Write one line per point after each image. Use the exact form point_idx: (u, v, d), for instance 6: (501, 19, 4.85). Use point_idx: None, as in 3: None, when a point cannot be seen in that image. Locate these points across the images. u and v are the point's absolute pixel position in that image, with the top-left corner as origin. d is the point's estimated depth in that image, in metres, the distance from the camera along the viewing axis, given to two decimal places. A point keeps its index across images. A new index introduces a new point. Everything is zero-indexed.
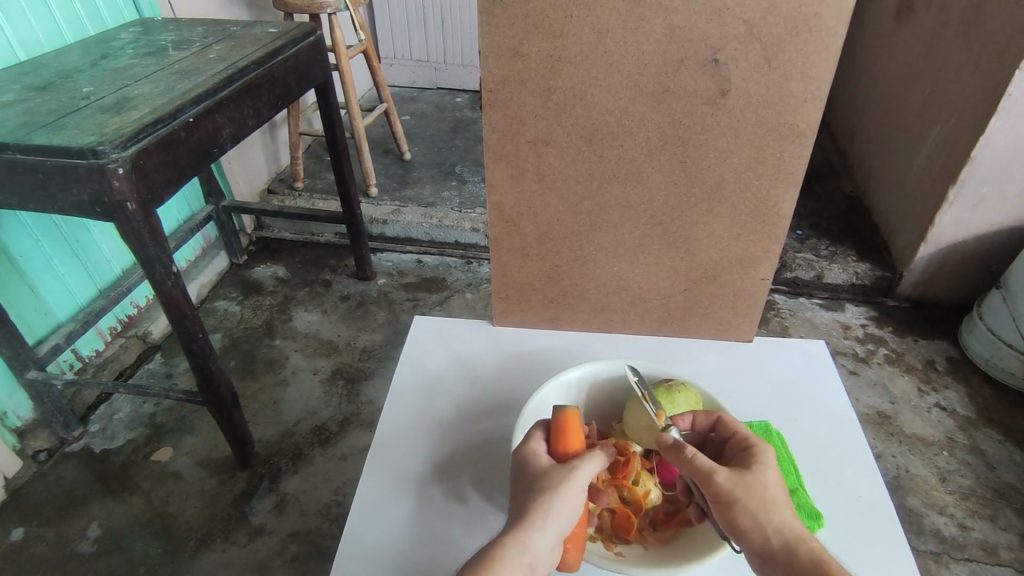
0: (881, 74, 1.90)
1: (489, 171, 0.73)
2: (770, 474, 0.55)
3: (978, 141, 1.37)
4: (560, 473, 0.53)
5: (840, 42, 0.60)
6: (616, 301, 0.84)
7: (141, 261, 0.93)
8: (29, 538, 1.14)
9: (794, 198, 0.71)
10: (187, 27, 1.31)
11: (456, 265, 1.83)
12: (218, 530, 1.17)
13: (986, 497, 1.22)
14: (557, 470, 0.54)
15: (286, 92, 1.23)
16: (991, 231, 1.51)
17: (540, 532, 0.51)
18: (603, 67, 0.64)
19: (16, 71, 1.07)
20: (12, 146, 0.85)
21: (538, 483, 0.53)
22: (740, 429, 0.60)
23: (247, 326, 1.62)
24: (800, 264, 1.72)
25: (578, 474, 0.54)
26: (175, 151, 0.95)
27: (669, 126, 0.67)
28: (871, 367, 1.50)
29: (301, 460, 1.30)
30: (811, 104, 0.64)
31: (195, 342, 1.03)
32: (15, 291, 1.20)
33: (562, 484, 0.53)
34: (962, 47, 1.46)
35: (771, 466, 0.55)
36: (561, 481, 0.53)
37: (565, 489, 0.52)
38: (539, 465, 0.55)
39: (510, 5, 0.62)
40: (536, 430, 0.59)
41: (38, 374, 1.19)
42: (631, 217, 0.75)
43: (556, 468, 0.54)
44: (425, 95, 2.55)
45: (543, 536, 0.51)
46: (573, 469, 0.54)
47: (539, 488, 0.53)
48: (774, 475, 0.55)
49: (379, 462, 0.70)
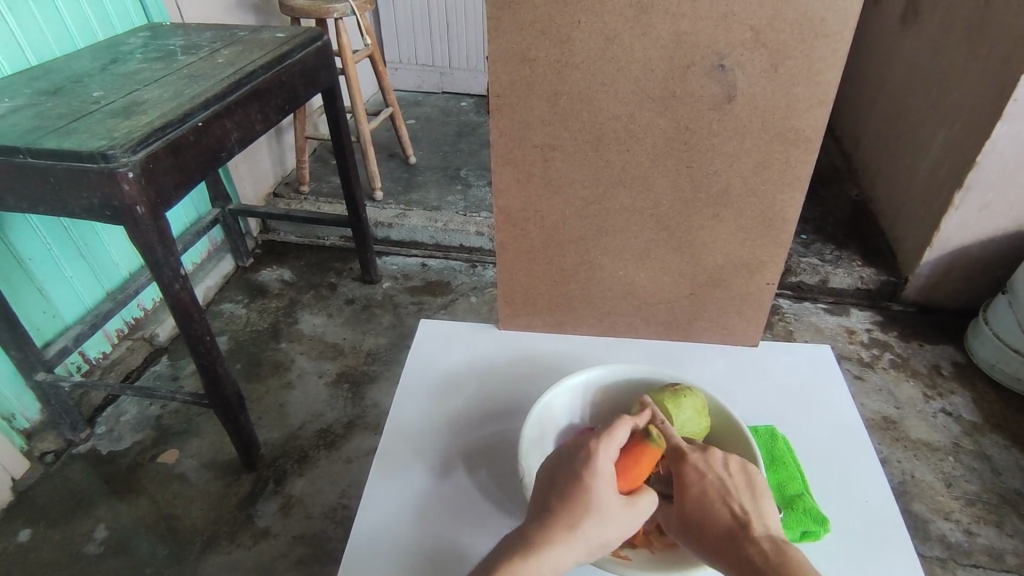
0: (886, 79, 1.90)
1: (496, 174, 0.73)
2: (692, 494, 0.56)
3: (984, 145, 1.37)
4: (622, 519, 0.54)
5: (846, 48, 0.60)
6: (622, 306, 0.84)
7: (150, 264, 0.93)
8: (35, 539, 1.15)
9: (800, 203, 0.71)
10: (195, 32, 1.32)
11: (461, 269, 1.84)
12: (224, 533, 1.17)
13: (992, 503, 1.22)
14: (621, 511, 0.54)
15: (293, 96, 1.23)
16: (997, 236, 1.50)
17: (573, 562, 0.52)
18: (610, 72, 0.65)
19: (27, 75, 1.08)
20: (23, 150, 0.86)
21: (600, 517, 0.53)
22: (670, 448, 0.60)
23: (253, 328, 1.63)
24: (804, 268, 1.72)
25: (634, 524, 0.54)
26: (184, 155, 0.96)
27: (675, 131, 0.68)
28: (877, 372, 1.50)
29: (307, 462, 1.30)
30: (817, 110, 0.64)
31: (202, 345, 1.04)
32: (26, 292, 1.22)
33: (615, 530, 0.53)
34: (968, 52, 1.46)
35: (692, 484, 0.57)
36: (617, 528, 0.53)
37: (616, 533, 0.53)
38: (610, 494, 0.54)
39: (518, 11, 0.62)
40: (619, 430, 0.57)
41: (47, 376, 1.19)
42: (637, 221, 0.75)
43: (620, 509, 0.54)
44: (430, 99, 2.56)
45: (572, 565, 0.52)
46: (634, 516, 0.54)
47: (599, 520, 0.53)
48: (699, 490, 0.56)
49: (385, 466, 0.70)
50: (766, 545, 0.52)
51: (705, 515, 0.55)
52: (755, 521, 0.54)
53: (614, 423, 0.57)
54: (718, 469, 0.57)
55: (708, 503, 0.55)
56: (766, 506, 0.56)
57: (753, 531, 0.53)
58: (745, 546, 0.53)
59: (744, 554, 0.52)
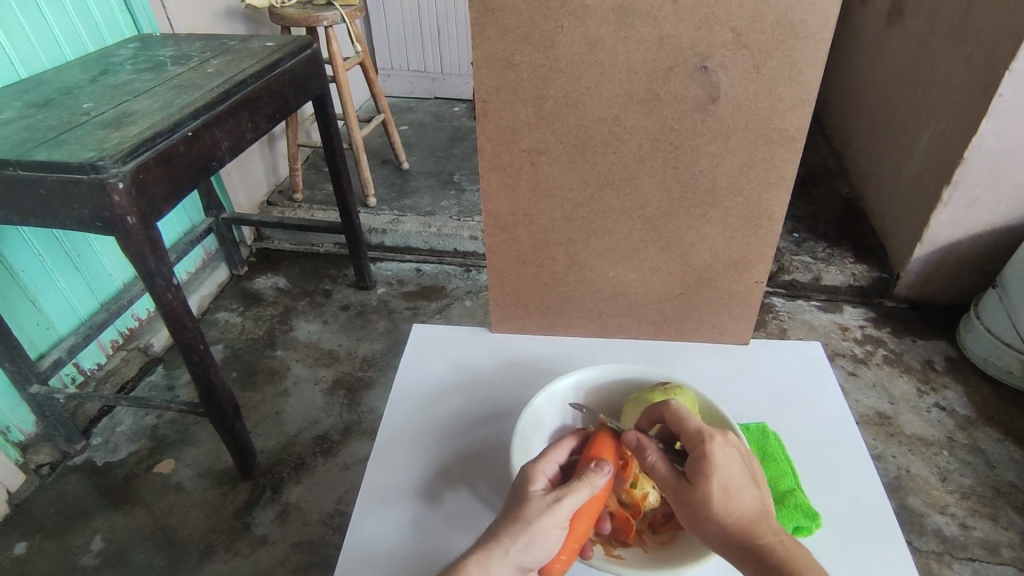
0: (874, 77, 1.92)
1: (485, 178, 0.74)
2: (719, 481, 0.53)
3: (971, 142, 1.38)
4: (539, 504, 0.53)
5: (826, 49, 0.61)
6: (613, 306, 0.85)
7: (142, 274, 0.94)
8: (32, 552, 1.15)
9: (786, 202, 0.72)
10: (185, 42, 1.32)
11: (455, 274, 1.84)
12: (221, 542, 1.17)
13: (987, 496, 1.22)
14: (537, 499, 0.53)
15: (284, 104, 1.24)
16: (986, 231, 1.51)
17: (500, 559, 0.51)
18: (594, 76, 0.65)
19: (16, 88, 1.09)
20: (13, 163, 0.86)
21: (517, 510, 0.53)
22: (688, 425, 0.57)
23: (248, 336, 1.63)
24: (797, 266, 1.73)
25: (559, 507, 0.53)
26: (174, 164, 0.96)
27: (661, 133, 0.68)
28: (870, 368, 1.51)
29: (303, 470, 1.30)
30: (799, 109, 0.65)
31: (195, 354, 1.04)
32: (19, 304, 1.22)
33: (535, 516, 0.52)
34: (952, 49, 1.48)
35: (720, 469, 0.54)
36: (536, 513, 0.52)
37: (537, 520, 0.52)
38: (530, 488, 0.55)
39: (501, 17, 0.63)
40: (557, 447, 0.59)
41: (41, 389, 1.19)
42: (626, 222, 0.76)
43: (538, 497, 0.54)
44: (423, 105, 2.57)
45: (503, 564, 0.51)
46: (556, 501, 0.53)
47: (515, 512, 0.53)
48: (724, 478, 0.54)
49: (377, 470, 0.70)
50: (782, 536, 0.53)
51: (729, 502, 0.53)
52: (768, 513, 0.54)
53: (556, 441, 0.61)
54: (738, 458, 0.55)
55: (729, 491, 0.53)
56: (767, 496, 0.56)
57: (768, 524, 0.53)
58: (764, 536, 0.52)
59: (763, 545, 0.52)
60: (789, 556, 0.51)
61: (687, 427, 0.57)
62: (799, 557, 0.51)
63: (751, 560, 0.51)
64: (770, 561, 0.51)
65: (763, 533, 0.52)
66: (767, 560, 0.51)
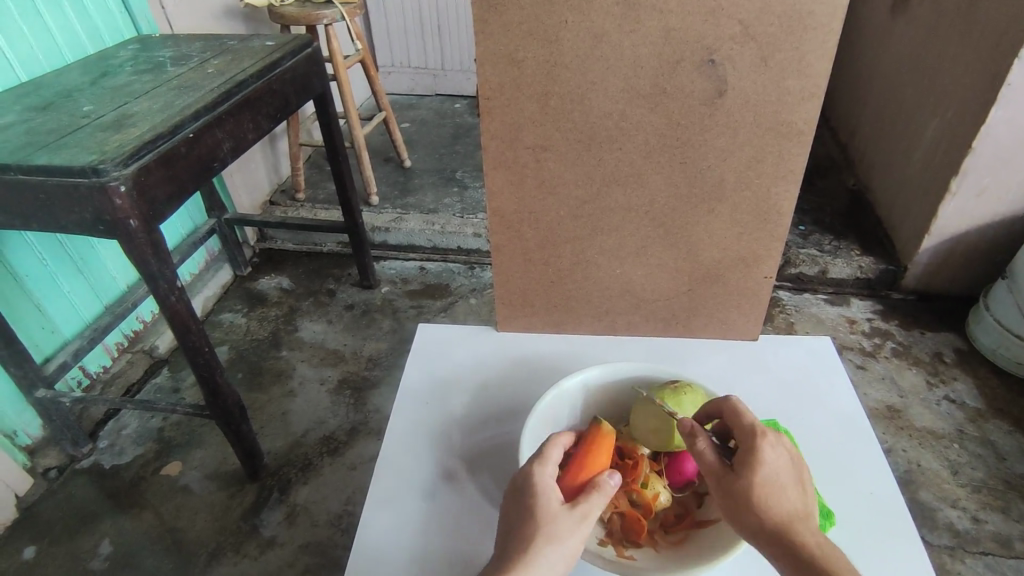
0: (880, 66, 1.90)
1: (489, 177, 0.73)
2: (764, 475, 0.53)
3: (979, 132, 1.37)
4: (568, 521, 0.52)
5: (835, 39, 0.60)
6: (620, 304, 0.84)
7: (145, 278, 0.93)
8: (41, 556, 1.15)
9: (795, 196, 0.71)
10: (184, 43, 1.31)
11: (460, 271, 1.83)
12: (230, 543, 1.17)
13: (999, 489, 1.21)
14: (565, 517, 0.52)
15: (285, 104, 1.23)
16: (995, 221, 1.50)
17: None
18: (599, 71, 0.64)
19: (17, 92, 1.08)
20: (14, 168, 0.86)
21: (545, 528, 0.51)
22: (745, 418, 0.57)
23: (253, 337, 1.62)
24: (803, 260, 1.71)
25: (585, 521, 0.53)
26: (176, 166, 0.95)
27: (667, 128, 0.67)
28: (879, 361, 1.50)
29: (310, 471, 1.30)
30: (809, 102, 0.64)
31: (200, 356, 1.03)
32: (23, 309, 1.21)
33: (567, 534, 0.52)
34: (959, 38, 1.46)
35: (768, 465, 0.53)
36: (567, 532, 0.52)
37: (569, 539, 0.51)
38: (551, 502, 0.53)
39: (504, 12, 0.62)
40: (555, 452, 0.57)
41: (47, 393, 1.19)
42: (633, 219, 0.75)
43: (565, 514, 0.52)
44: (424, 102, 2.56)
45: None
46: (582, 517, 0.53)
47: (543, 529, 0.51)
48: (769, 475, 0.53)
49: (385, 472, 0.70)
50: (819, 538, 0.51)
51: (769, 497, 0.52)
52: (805, 515, 0.53)
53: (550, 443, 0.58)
54: (788, 459, 0.54)
55: (774, 487, 0.53)
56: (811, 498, 0.55)
57: (806, 524, 0.52)
58: (801, 534, 0.51)
59: (800, 543, 0.50)
60: (824, 556, 0.50)
61: (741, 422, 0.57)
62: (836, 561, 0.50)
63: (785, 556, 0.50)
64: (805, 559, 0.50)
65: (800, 532, 0.51)
66: (803, 560, 0.50)
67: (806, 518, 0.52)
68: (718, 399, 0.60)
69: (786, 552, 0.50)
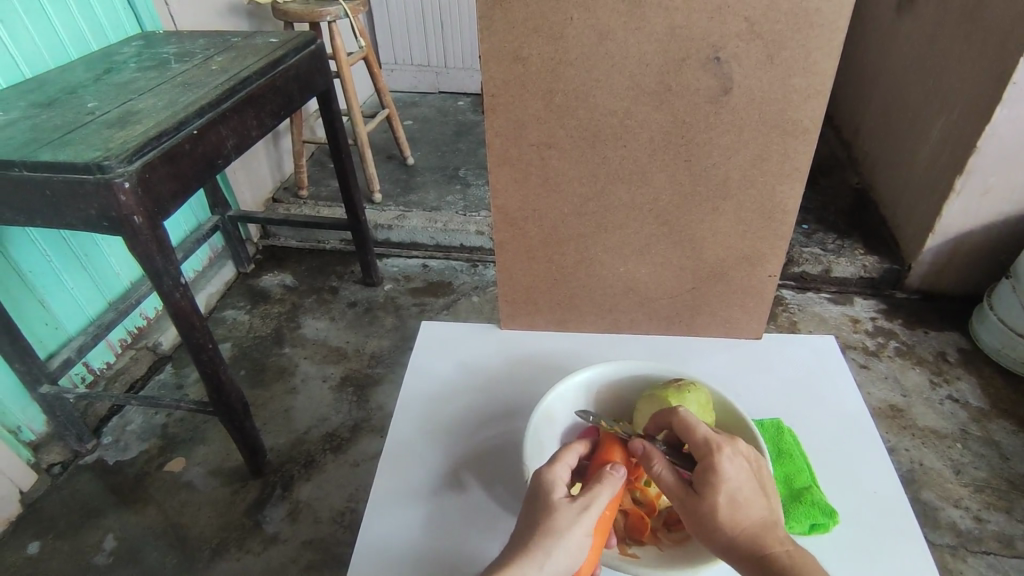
0: (885, 64, 1.89)
1: (494, 174, 0.73)
2: (726, 490, 0.53)
3: (984, 131, 1.36)
4: (570, 514, 0.52)
5: (842, 37, 0.59)
6: (624, 302, 0.84)
7: (149, 275, 0.93)
8: (45, 551, 1.15)
9: (800, 195, 0.71)
10: (188, 40, 1.31)
11: (462, 269, 1.83)
12: (233, 539, 1.17)
13: (1002, 489, 1.21)
14: (565, 509, 0.52)
15: (288, 101, 1.23)
16: (1000, 220, 1.49)
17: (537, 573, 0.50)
18: (604, 68, 0.64)
19: (21, 88, 1.08)
20: (19, 164, 0.86)
21: (545, 521, 0.52)
22: (698, 430, 0.56)
23: (256, 334, 1.62)
24: (806, 258, 1.72)
25: (589, 516, 0.52)
26: (180, 163, 0.96)
27: (672, 125, 0.67)
28: (882, 361, 1.49)
29: (313, 467, 1.30)
30: (814, 100, 0.64)
31: (204, 353, 1.04)
32: (26, 305, 1.22)
33: (566, 525, 0.51)
34: (965, 36, 1.45)
35: (728, 480, 0.53)
36: (567, 524, 0.51)
37: (569, 531, 0.51)
38: (555, 496, 0.54)
39: (509, 10, 0.62)
40: (563, 454, 0.58)
41: (51, 389, 1.20)
42: (637, 217, 0.75)
43: (566, 506, 0.53)
44: (427, 100, 2.56)
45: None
46: (583, 509, 0.52)
47: (545, 524, 0.52)
48: (731, 490, 0.53)
49: (389, 472, 0.69)
50: (788, 545, 0.51)
51: (734, 512, 0.52)
52: (773, 522, 0.53)
53: (561, 448, 0.59)
54: (747, 468, 0.54)
55: (737, 502, 0.53)
56: (776, 503, 0.55)
57: (774, 533, 0.52)
58: (770, 545, 0.51)
59: (768, 555, 0.50)
60: (794, 564, 0.50)
61: (693, 437, 0.56)
62: (806, 566, 0.50)
63: (756, 574, 0.50)
64: (776, 573, 0.50)
65: (768, 544, 0.51)
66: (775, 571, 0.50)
67: (774, 527, 0.53)
68: (671, 411, 0.60)
69: (758, 566, 0.50)
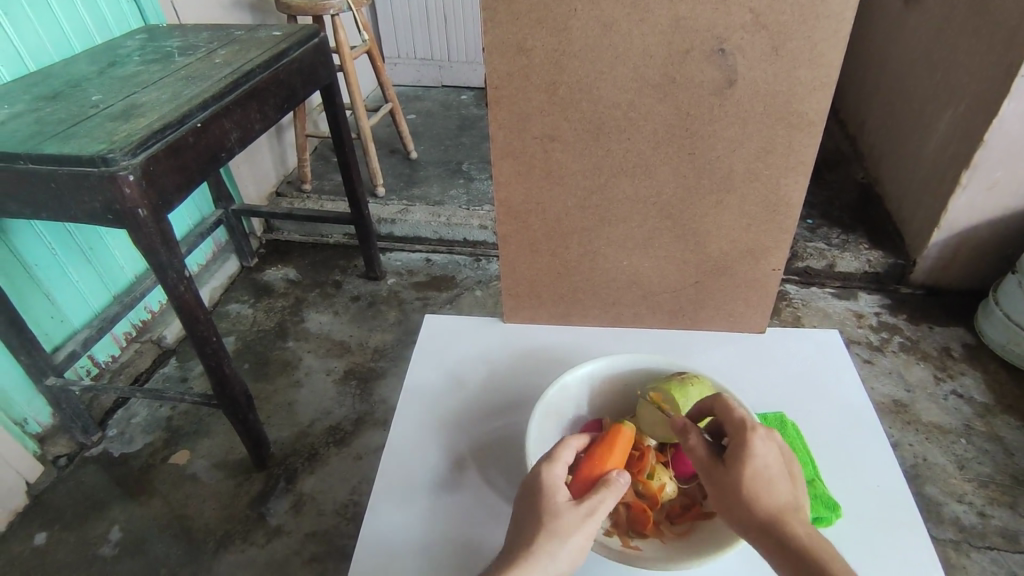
0: (891, 57, 1.88)
1: (497, 166, 0.73)
2: (752, 467, 0.53)
3: (990, 125, 1.35)
4: (574, 516, 0.52)
5: (848, 28, 0.59)
6: (627, 296, 0.84)
7: (154, 267, 0.94)
8: (52, 542, 1.16)
9: (804, 188, 0.71)
10: (192, 33, 1.31)
11: (465, 263, 1.83)
12: (238, 531, 1.18)
13: (1006, 484, 1.21)
14: (570, 512, 0.52)
15: (291, 94, 1.23)
16: (1005, 215, 1.49)
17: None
18: (608, 60, 0.64)
19: (26, 82, 1.08)
20: (24, 156, 0.86)
21: (549, 523, 0.51)
22: (736, 411, 0.57)
23: (260, 328, 1.63)
24: (811, 253, 1.71)
25: (593, 519, 0.52)
26: (184, 156, 0.96)
27: (676, 118, 0.67)
28: (886, 356, 1.49)
29: (316, 460, 1.31)
30: (818, 93, 0.63)
31: (208, 346, 1.04)
32: (32, 297, 1.22)
33: (571, 529, 0.51)
34: (973, 30, 1.44)
35: (756, 457, 0.54)
36: (572, 527, 0.51)
37: (574, 535, 0.51)
38: (557, 498, 0.53)
39: (512, 1, 0.62)
40: (559, 453, 0.57)
41: (56, 381, 1.20)
42: (641, 211, 0.75)
43: (571, 508, 0.52)
44: (430, 94, 2.55)
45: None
46: (588, 513, 0.52)
47: (549, 527, 0.51)
48: (759, 468, 0.53)
49: (392, 465, 0.70)
50: (809, 529, 0.51)
51: (759, 489, 0.52)
52: (797, 507, 0.53)
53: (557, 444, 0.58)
54: (777, 452, 0.55)
55: (764, 480, 0.53)
56: (803, 492, 0.55)
57: (797, 517, 0.52)
58: (790, 526, 0.51)
59: (788, 533, 0.51)
60: (813, 546, 0.50)
61: (731, 416, 0.57)
62: (829, 550, 0.50)
63: (776, 551, 0.50)
64: (794, 550, 0.50)
65: (790, 524, 0.51)
66: (793, 549, 0.50)
67: (798, 512, 0.52)
68: (713, 395, 0.61)
69: (776, 543, 0.50)
